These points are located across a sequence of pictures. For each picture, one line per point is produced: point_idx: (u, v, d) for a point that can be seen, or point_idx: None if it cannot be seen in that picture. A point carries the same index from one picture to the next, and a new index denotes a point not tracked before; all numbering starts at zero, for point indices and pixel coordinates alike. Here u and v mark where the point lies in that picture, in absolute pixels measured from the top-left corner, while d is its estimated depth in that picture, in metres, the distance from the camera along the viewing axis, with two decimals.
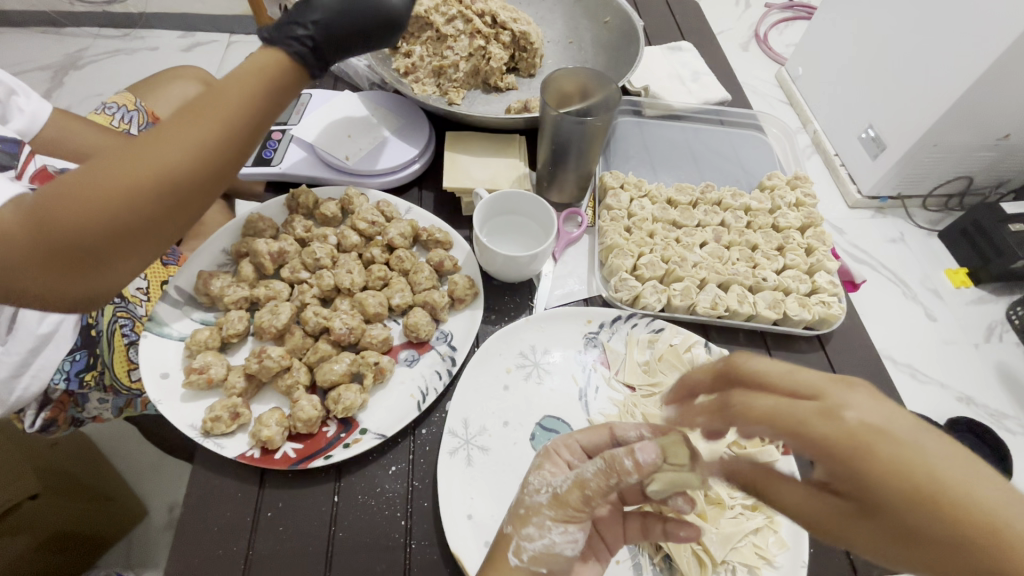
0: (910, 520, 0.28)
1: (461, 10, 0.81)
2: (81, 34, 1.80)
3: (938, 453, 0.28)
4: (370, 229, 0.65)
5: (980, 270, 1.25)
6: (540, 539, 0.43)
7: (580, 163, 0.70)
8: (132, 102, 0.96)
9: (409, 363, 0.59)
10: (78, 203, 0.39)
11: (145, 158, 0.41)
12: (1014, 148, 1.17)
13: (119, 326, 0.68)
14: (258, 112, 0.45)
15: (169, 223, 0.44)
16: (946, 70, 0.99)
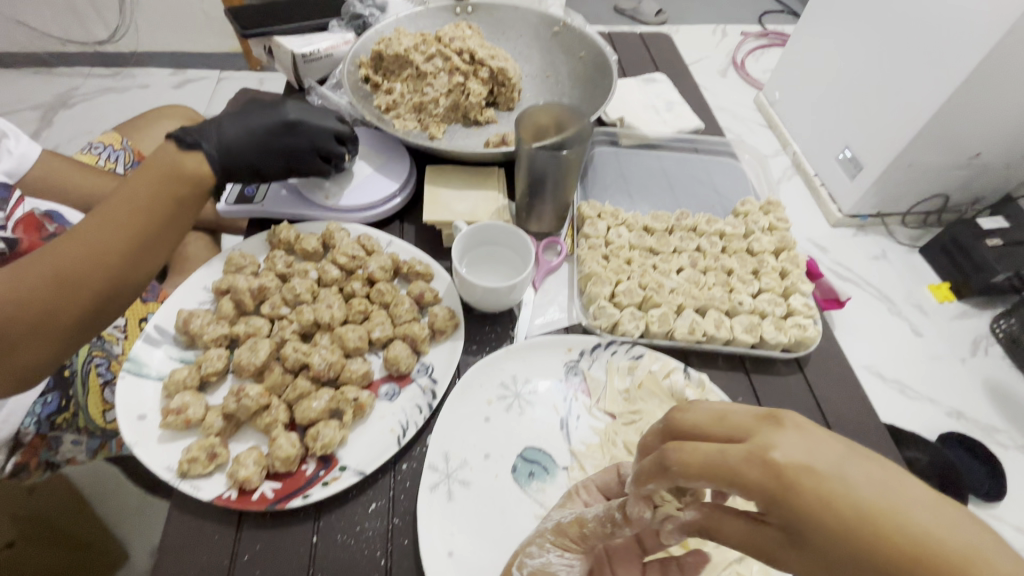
0: (842, 552, 0.27)
1: (439, 48, 0.85)
2: (73, 74, 1.83)
3: (865, 482, 0.27)
4: (351, 263, 0.66)
5: (963, 286, 1.26)
6: (539, 557, 0.45)
7: (557, 195, 0.73)
8: (118, 140, 0.97)
9: (390, 398, 0.59)
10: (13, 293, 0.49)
11: (47, 249, 0.52)
12: (986, 166, 1.21)
13: (94, 366, 0.73)
14: (144, 199, 0.56)
15: (70, 301, 0.51)
16: (918, 90, 1.03)
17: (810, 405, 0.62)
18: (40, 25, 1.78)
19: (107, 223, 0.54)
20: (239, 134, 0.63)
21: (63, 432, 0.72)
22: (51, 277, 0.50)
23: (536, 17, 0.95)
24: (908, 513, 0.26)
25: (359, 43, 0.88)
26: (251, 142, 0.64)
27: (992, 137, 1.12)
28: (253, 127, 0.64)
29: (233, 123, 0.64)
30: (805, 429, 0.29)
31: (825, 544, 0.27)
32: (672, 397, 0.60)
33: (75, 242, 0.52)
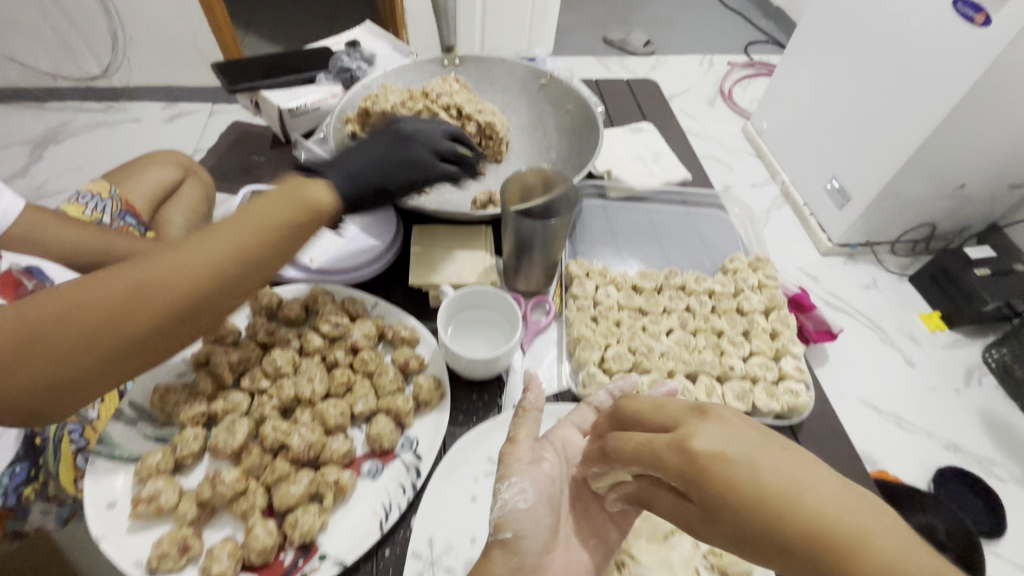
0: (745, 522, 0.33)
1: (427, 104, 0.85)
2: (64, 108, 1.81)
3: (773, 470, 0.34)
4: (334, 331, 0.65)
5: (954, 315, 1.24)
6: (501, 501, 0.47)
7: (546, 253, 0.71)
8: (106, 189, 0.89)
9: (373, 476, 0.57)
10: (82, 300, 0.45)
11: (112, 291, 0.46)
12: (969, 197, 1.22)
13: (67, 433, 0.69)
14: (241, 257, 0.50)
15: (134, 322, 0.46)
16: (905, 122, 1.04)
17: None
18: (29, 58, 1.75)
19: (199, 275, 0.49)
20: (353, 168, 0.61)
21: (32, 502, 0.66)
22: (117, 325, 0.46)
23: (523, 70, 0.96)
24: (803, 497, 0.32)
25: (346, 99, 0.88)
26: (367, 171, 0.61)
27: (975, 169, 1.13)
28: (364, 159, 0.62)
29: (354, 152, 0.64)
30: (725, 426, 0.37)
31: (732, 517, 0.34)
32: None
33: (165, 259, 0.49)
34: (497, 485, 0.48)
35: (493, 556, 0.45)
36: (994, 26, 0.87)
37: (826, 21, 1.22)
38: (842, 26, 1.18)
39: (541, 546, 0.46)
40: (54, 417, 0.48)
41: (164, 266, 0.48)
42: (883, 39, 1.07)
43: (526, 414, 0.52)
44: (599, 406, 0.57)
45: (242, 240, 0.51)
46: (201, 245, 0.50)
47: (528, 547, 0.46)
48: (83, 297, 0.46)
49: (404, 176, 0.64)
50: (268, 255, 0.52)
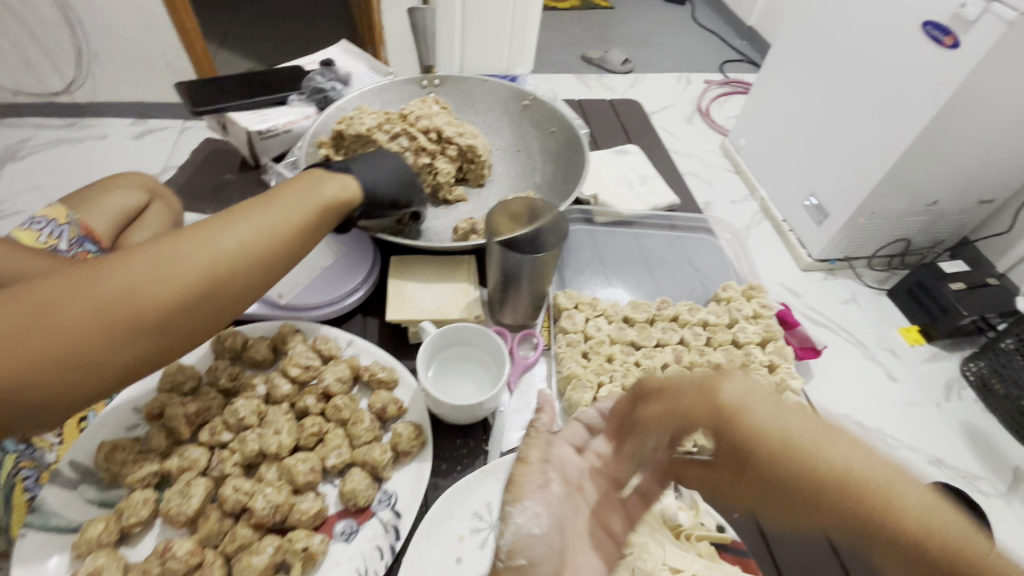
0: (778, 470, 0.34)
1: (405, 127, 0.81)
2: (21, 125, 1.61)
3: (797, 426, 0.34)
4: (304, 375, 0.59)
5: (930, 328, 1.22)
6: (511, 528, 0.38)
7: (533, 284, 0.67)
8: (64, 214, 0.80)
9: (346, 538, 0.52)
10: (111, 271, 0.41)
11: (145, 263, 0.42)
12: (942, 212, 1.22)
13: (20, 480, 0.58)
14: (277, 235, 0.48)
15: (169, 293, 0.42)
16: (880, 139, 1.04)
17: None
18: None
19: (236, 250, 0.46)
20: (382, 171, 0.62)
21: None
22: (147, 295, 0.41)
23: (506, 91, 0.93)
24: (832, 455, 0.32)
25: (320, 122, 0.83)
26: (392, 181, 0.62)
27: (948, 185, 1.13)
28: (394, 164, 0.63)
29: (365, 157, 0.63)
30: (753, 382, 0.37)
31: (761, 462, 0.35)
32: (665, 525, 0.54)
33: (201, 234, 0.45)
34: (507, 508, 0.40)
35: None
36: (963, 46, 0.87)
37: (800, 41, 1.23)
38: (814, 46, 1.19)
39: (555, 575, 0.39)
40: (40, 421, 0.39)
41: (201, 241, 0.45)
42: (855, 61, 1.08)
43: (536, 437, 0.46)
44: (589, 425, 0.54)
45: (280, 219, 0.49)
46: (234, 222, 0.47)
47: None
48: (111, 268, 0.41)
49: (416, 185, 0.65)
50: (302, 239, 0.51)
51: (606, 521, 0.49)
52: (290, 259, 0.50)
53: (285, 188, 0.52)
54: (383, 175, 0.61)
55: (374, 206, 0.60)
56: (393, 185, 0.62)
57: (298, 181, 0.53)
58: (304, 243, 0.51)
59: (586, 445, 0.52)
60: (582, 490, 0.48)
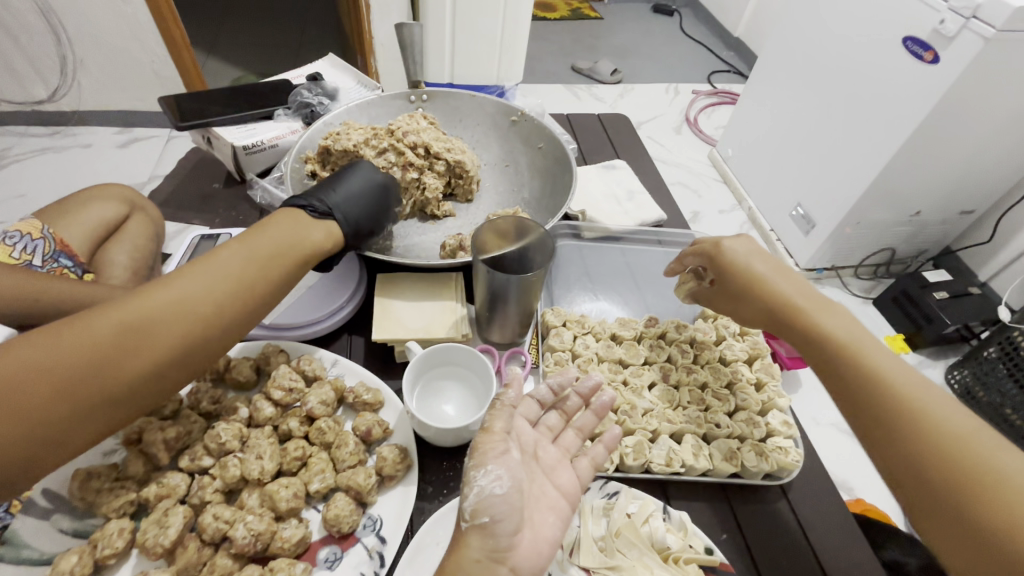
0: (745, 297, 0.61)
1: (392, 143, 0.80)
2: (4, 132, 1.60)
3: (789, 285, 0.58)
4: (287, 398, 0.58)
5: (915, 336, 1.24)
6: (473, 490, 0.44)
7: (521, 303, 0.66)
8: (38, 228, 0.76)
9: (330, 566, 0.50)
10: (76, 333, 0.40)
11: (111, 322, 0.41)
12: (925, 223, 1.24)
13: None
14: (252, 285, 0.48)
15: (137, 353, 0.41)
16: (864, 151, 1.06)
17: (798, 537, 0.57)
18: None
19: (211, 305, 0.45)
20: (361, 198, 0.61)
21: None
22: (120, 360, 0.41)
23: (494, 106, 0.94)
24: (838, 327, 0.54)
25: (307, 137, 0.83)
26: (368, 206, 0.61)
27: (930, 196, 1.15)
28: (368, 188, 0.62)
29: (335, 183, 0.61)
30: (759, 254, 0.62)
31: (742, 297, 0.62)
32: (654, 549, 0.53)
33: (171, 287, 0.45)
34: (470, 473, 0.45)
35: (468, 541, 0.43)
36: (943, 62, 0.89)
37: (786, 56, 1.25)
38: (798, 60, 1.21)
39: (515, 528, 0.44)
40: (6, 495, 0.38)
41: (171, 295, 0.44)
42: (839, 75, 1.10)
43: (500, 410, 0.50)
44: (542, 400, 0.56)
45: (255, 268, 0.49)
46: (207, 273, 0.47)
47: (503, 530, 0.44)
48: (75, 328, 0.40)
49: (388, 205, 0.65)
50: (277, 285, 0.51)
51: (557, 480, 0.51)
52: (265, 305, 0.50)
53: (259, 231, 0.52)
54: (359, 203, 0.60)
55: (360, 235, 0.60)
56: (369, 212, 0.61)
57: (273, 223, 0.53)
58: (281, 290, 0.51)
59: (538, 420, 0.56)
60: (537, 458, 0.52)
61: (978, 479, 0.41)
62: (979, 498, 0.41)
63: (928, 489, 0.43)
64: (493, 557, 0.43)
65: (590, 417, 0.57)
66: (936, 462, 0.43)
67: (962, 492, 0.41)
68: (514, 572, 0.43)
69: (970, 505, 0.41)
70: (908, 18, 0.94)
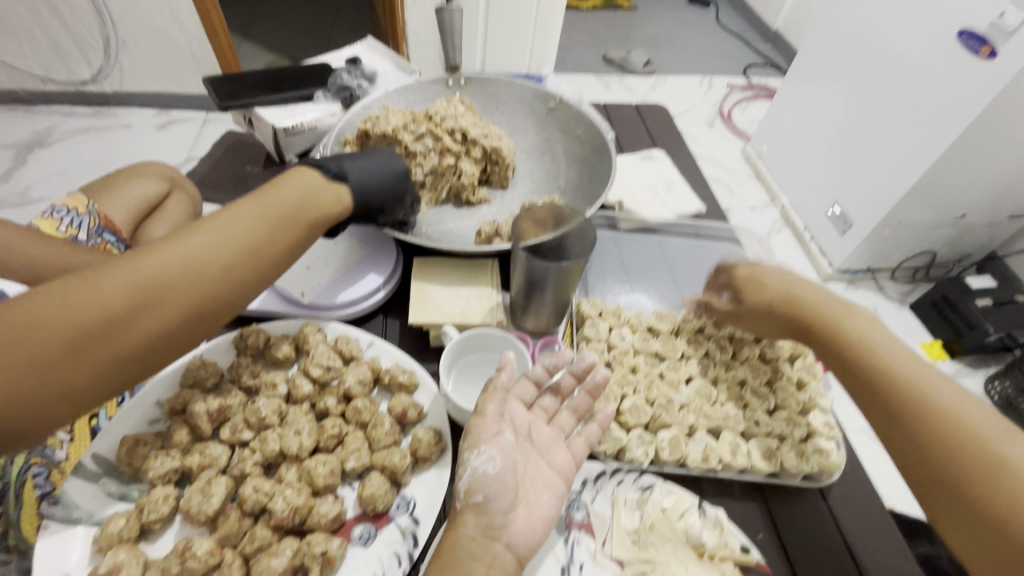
0: (762, 304, 0.63)
1: (430, 127, 0.79)
2: (51, 112, 1.65)
3: (808, 290, 0.62)
4: (325, 376, 0.59)
5: (955, 343, 1.20)
6: (467, 470, 0.46)
7: (558, 292, 0.66)
8: (83, 203, 0.78)
9: (364, 543, 0.51)
10: (101, 286, 0.41)
11: (124, 279, 0.42)
12: (971, 226, 1.18)
13: (31, 476, 0.59)
14: (263, 244, 0.49)
15: (157, 313, 0.42)
16: (914, 150, 1.00)
17: (838, 542, 0.56)
18: (18, 63, 1.57)
19: (223, 262, 0.46)
20: (375, 175, 0.59)
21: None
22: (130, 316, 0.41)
23: (532, 93, 0.92)
24: (857, 325, 0.56)
25: (346, 120, 0.82)
26: (389, 183, 0.60)
27: (977, 198, 1.09)
28: (392, 167, 0.61)
29: (368, 159, 0.61)
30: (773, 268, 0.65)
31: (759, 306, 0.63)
32: (688, 544, 0.52)
33: (185, 245, 0.45)
34: (464, 455, 0.47)
35: (463, 519, 0.45)
36: (1004, 58, 0.84)
37: (825, 50, 1.20)
38: (840, 53, 1.16)
39: (508, 505, 0.46)
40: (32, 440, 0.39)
41: (188, 254, 0.45)
42: (880, 68, 1.06)
43: (493, 392, 0.51)
44: (537, 380, 0.56)
45: (261, 231, 0.49)
46: (210, 229, 0.47)
47: (496, 508, 0.46)
48: (99, 280, 0.42)
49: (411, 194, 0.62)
50: (286, 245, 0.50)
51: (552, 459, 0.52)
52: (282, 267, 0.51)
53: (266, 190, 0.52)
54: (378, 179, 0.59)
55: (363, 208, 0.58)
56: (385, 190, 0.59)
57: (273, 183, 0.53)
58: (292, 254, 0.52)
59: (534, 400, 0.56)
60: (532, 439, 0.52)
61: (984, 480, 0.43)
62: (994, 504, 0.42)
63: (954, 498, 0.44)
64: (487, 534, 0.45)
65: (583, 396, 0.56)
66: (960, 470, 0.44)
67: (985, 501, 0.43)
68: (508, 547, 0.45)
69: (981, 509, 0.43)
70: (966, 8, 0.89)
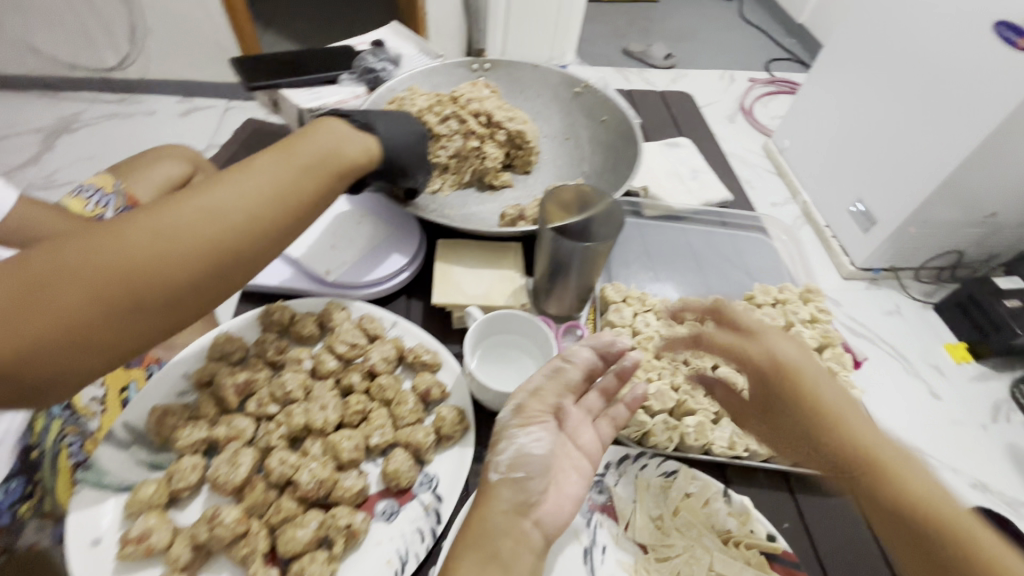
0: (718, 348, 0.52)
1: (456, 110, 0.79)
2: (78, 98, 1.67)
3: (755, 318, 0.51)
4: (351, 352, 0.59)
5: (980, 345, 1.14)
6: (511, 446, 0.46)
7: (582, 276, 0.65)
8: (111, 182, 0.80)
9: (387, 518, 0.51)
10: (133, 232, 0.42)
11: (154, 227, 0.42)
12: (1002, 225, 1.15)
13: (65, 445, 0.60)
14: (287, 195, 0.48)
15: (184, 261, 0.43)
16: (943, 144, 0.97)
17: (865, 536, 0.55)
18: (47, 48, 1.60)
19: (249, 212, 0.46)
20: (403, 132, 0.62)
21: (26, 523, 0.57)
22: (153, 267, 0.41)
23: (557, 77, 0.91)
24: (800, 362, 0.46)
25: (371, 101, 0.82)
26: (413, 142, 0.63)
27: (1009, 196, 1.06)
28: (417, 129, 0.64)
29: (393, 119, 0.64)
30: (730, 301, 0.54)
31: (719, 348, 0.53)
32: (713, 530, 0.52)
33: (212, 195, 0.45)
34: (512, 430, 0.47)
35: (488, 493, 0.45)
36: None
37: (849, 44, 1.18)
38: (868, 44, 1.13)
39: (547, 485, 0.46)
40: (67, 385, 0.40)
41: (214, 203, 0.45)
42: (909, 60, 1.03)
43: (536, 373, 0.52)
44: None
45: (284, 182, 0.49)
46: (232, 182, 0.47)
47: (535, 486, 0.46)
48: (130, 226, 0.42)
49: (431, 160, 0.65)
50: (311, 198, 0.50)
51: (580, 440, 0.52)
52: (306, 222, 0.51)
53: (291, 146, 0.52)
54: (406, 136, 0.62)
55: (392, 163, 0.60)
56: (412, 148, 0.62)
57: (297, 140, 0.53)
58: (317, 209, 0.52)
59: None
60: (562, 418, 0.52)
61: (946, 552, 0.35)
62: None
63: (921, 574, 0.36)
64: (518, 510, 0.44)
65: (612, 378, 0.56)
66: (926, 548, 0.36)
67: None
68: (536, 525, 0.45)
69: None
70: None
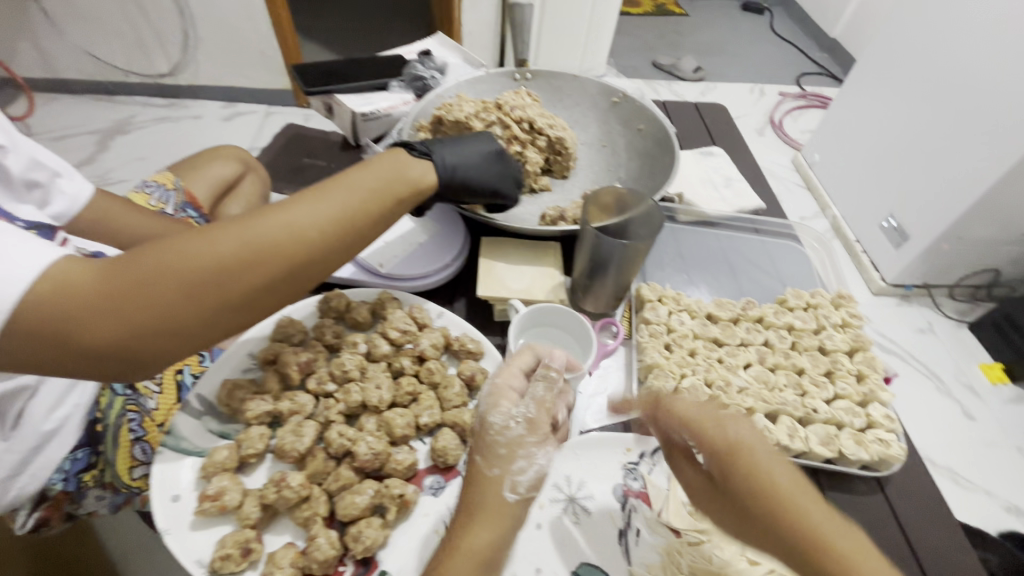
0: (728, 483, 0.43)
1: (500, 115, 0.84)
2: (131, 102, 1.77)
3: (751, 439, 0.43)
4: (402, 338, 0.63)
5: (1016, 366, 1.14)
6: (531, 468, 0.46)
7: (620, 275, 0.68)
8: (171, 179, 0.86)
9: (435, 492, 0.55)
10: (216, 240, 0.46)
11: (235, 237, 0.46)
12: None
13: (127, 421, 0.64)
14: (353, 218, 0.51)
15: (258, 273, 0.46)
16: (979, 161, 0.97)
17: (897, 538, 0.56)
18: (105, 55, 1.70)
19: (317, 233, 0.49)
20: (466, 157, 0.65)
21: (89, 489, 0.63)
22: (234, 274, 0.45)
23: (596, 87, 0.95)
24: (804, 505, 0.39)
25: (420, 107, 0.87)
26: (476, 165, 0.65)
27: None
28: (480, 153, 0.66)
29: (455, 143, 0.66)
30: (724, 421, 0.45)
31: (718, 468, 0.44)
32: None
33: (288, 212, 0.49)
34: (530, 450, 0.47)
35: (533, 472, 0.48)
36: None
37: (885, 61, 1.19)
38: (903, 61, 1.14)
39: None
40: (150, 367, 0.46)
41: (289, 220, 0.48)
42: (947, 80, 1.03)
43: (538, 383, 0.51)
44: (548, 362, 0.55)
45: (350, 205, 0.51)
46: (306, 199, 0.50)
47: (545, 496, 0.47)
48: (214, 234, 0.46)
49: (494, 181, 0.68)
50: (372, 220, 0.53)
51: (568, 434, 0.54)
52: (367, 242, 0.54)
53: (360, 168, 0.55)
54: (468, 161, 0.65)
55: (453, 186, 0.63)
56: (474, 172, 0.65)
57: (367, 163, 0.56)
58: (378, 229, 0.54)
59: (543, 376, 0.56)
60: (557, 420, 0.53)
61: None
62: None
63: None
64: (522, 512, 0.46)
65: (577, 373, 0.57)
66: None
67: None
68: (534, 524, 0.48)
69: None
70: None
